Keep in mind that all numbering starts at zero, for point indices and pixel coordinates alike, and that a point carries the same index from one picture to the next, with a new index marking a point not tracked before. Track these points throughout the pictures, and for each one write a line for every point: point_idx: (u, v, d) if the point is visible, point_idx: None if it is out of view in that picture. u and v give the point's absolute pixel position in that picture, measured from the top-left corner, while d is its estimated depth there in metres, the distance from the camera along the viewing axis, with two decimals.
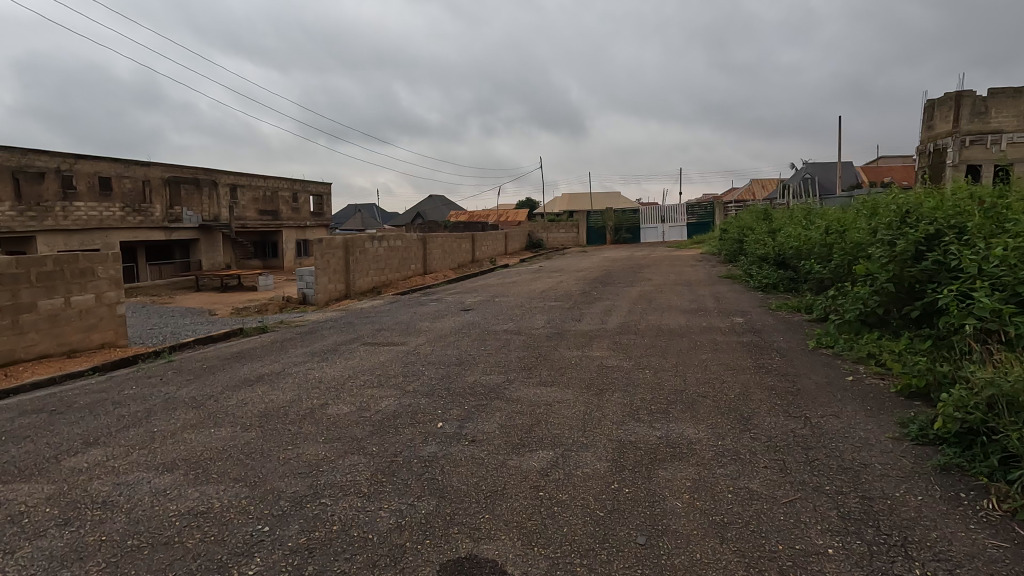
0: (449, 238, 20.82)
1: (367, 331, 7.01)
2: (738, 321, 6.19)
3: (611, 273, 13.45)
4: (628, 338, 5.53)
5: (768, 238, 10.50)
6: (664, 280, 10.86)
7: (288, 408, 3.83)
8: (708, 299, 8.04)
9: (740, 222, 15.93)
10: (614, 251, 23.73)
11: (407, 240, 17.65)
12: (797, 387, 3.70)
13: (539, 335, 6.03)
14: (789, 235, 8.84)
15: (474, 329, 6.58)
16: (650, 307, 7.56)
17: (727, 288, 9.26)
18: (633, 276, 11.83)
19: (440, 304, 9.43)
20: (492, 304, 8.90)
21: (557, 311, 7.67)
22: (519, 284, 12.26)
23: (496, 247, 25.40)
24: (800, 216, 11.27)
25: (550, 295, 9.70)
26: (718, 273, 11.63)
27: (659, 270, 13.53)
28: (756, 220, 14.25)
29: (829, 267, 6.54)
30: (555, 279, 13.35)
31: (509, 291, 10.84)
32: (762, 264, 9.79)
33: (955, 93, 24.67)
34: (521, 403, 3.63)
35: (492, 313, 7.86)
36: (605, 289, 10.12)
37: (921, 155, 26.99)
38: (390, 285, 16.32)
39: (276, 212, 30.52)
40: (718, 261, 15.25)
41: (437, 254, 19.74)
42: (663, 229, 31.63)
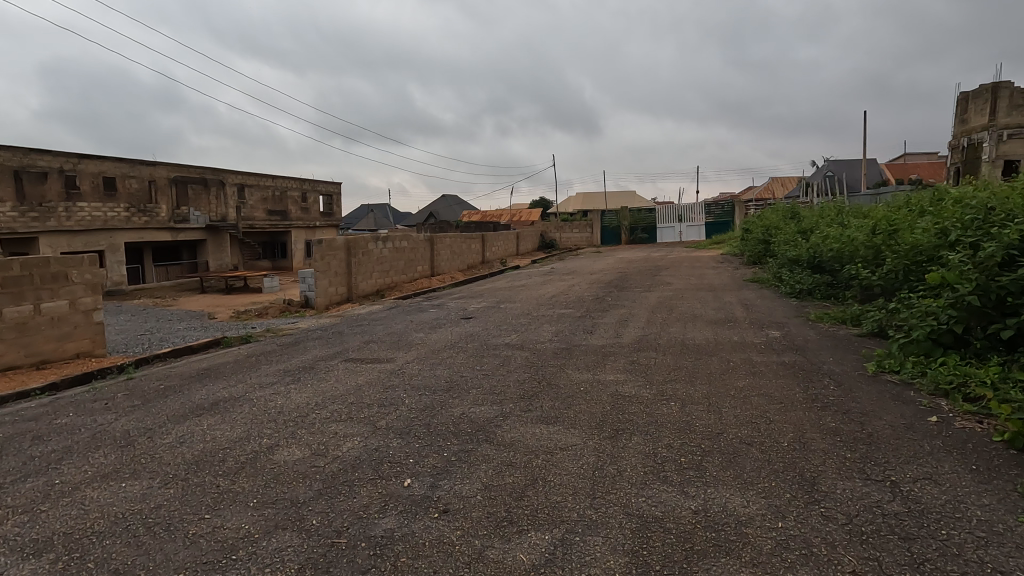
0: (457, 239, 20.13)
1: (355, 344, 6.32)
2: (775, 336, 5.37)
3: (626, 276, 12.63)
4: (648, 357, 4.76)
5: (800, 239, 9.61)
6: (685, 284, 10.04)
7: (231, 450, 3.13)
8: (736, 308, 7.21)
9: (764, 222, 14.97)
10: (630, 251, 22.84)
11: (413, 241, 17.00)
12: (868, 433, 2.88)
13: (545, 351, 5.27)
14: (826, 235, 7.95)
15: (473, 343, 5.86)
16: (672, 316, 6.76)
17: (755, 294, 8.41)
18: (651, 280, 11.00)
19: (442, 311, 8.73)
20: (497, 312, 8.18)
21: (567, 321, 6.92)
22: (528, 288, 11.51)
23: (506, 248, 24.68)
24: (834, 215, 10.35)
25: (560, 301, 8.93)
26: (744, 277, 10.75)
27: (678, 273, 12.68)
28: (783, 219, 13.31)
29: (881, 272, 5.68)
30: (567, 282, 12.57)
31: (516, 296, 10.10)
32: (793, 268, 8.91)
33: (992, 84, 23.31)
34: (512, 452, 2.86)
35: (495, 323, 7.14)
36: (621, 294, 9.33)
37: (954, 150, 25.64)
38: (395, 288, 15.66)
39: (285, 212, 30.13)
40: (741, 263, 14.34)
41: (445, 255, 19.04)
42: (681, 228, 30.63)
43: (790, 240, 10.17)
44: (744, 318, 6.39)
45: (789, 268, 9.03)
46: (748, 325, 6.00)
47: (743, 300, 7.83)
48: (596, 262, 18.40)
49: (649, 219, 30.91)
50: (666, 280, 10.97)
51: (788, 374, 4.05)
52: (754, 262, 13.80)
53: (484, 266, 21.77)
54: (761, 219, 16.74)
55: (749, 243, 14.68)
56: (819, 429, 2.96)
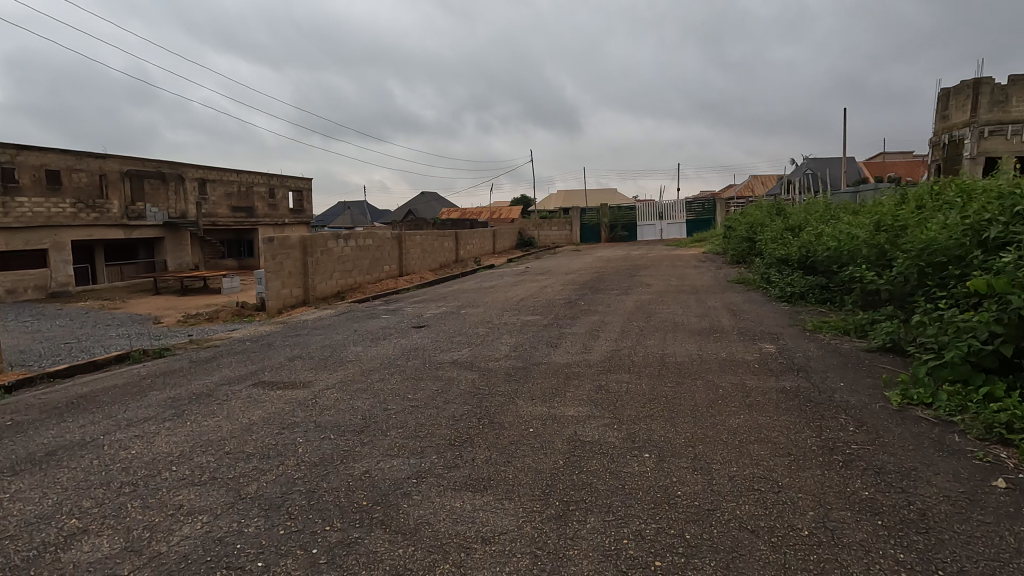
0: (428, 237, 19.15)
1: (282, 359, 5.38)
2: (769, 350, 4.56)
3: (603, 276, 11.82)
4: (619, 379, 3.91)
5: (789, 237, 8.88)
6: (666, 286, 9.24)
7: (13, 539, 2.17)
8: (723, 314, 6.41)
9: (747, 219, 14.27)
10: (608, 250, 22.09)
11: (378, 239, 16.00)
12: (920, 512, 2.03)
13: (498, 371, 4.39)
14: (820, 233, 7.21)
15: (416, 359, 4.97)
16: (651, 325, 5.93)
17: (740, 297, 7.65)
18: (629, 282, 10.19)
19: (396, 317, 7.81)
20: (456, 318, 7.29)
21: (532, 330, 6.06)
22: (498, 289, 10.64)
23: (482, 246, 23.78)
24: (824, 212, 9.65)
25: (529, 305, 8.06)
26: (728, 278, 10.00)
27: (657, 273, 11.92)
28: (768, 216, 12.61)
29: (890, 275, 4.89)
30: (539, 283, 11.72)
31: (482, 299, 9.23)
32: (782, 269, 8.16)
33: (973, 80, 22.99)
34: (413, 550, 1.95)
35: (451, 332, 6.25)
36: (597, 297, 8.50)
37: (935, 147, 25.37)
38: (358, 289, 14.65)
39: (251, 208, 28.81)
40: (723, 262, 13.64)
41: (414, 254, 18.07)
42: (661, 226, 30.01)
43: (777, 238, 9.44)
44: (732, 327, 5.58)
45: (778, 269, 8.28)
46: (738, 336, 5.18)
47: (729, 305, 7.04)
48: (572, 261, 17.59)
49: (629, 216, 30.22)
50: (646, 281, 10.16)
51: (792, 407, 3.21)
52: (738, 261, 13.09)
53: (457, 265, 20.84)
54: (744, 215, 16.06)
55: (732, 241, 13.96)
56: (852, 504, 2.10)
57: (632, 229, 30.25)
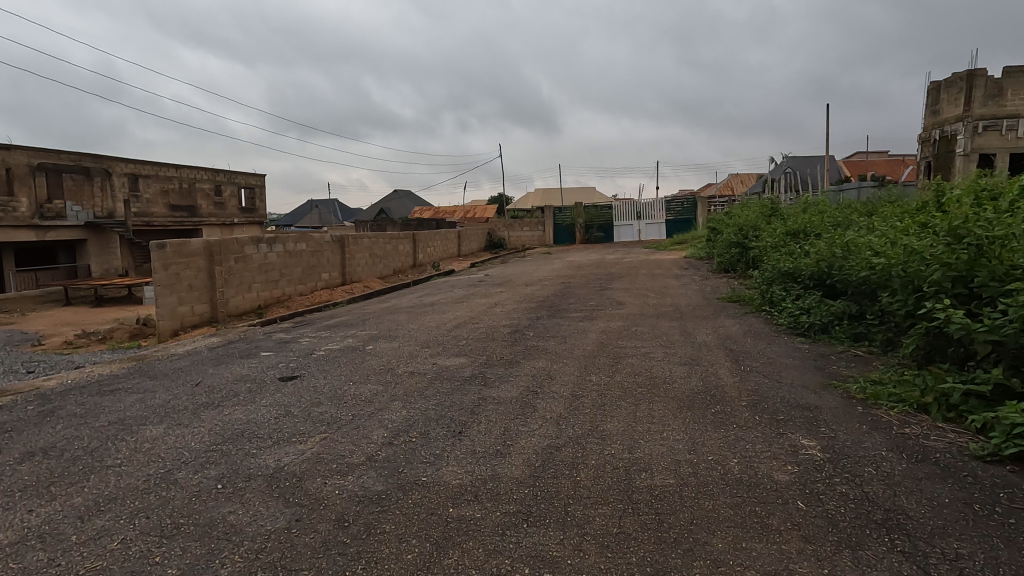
0: (377, 240, 17.02)
1: (15, 456, 3.30)
2: (811, 459, 2.61)
3: (567, 289, 9.94)
4: (538, 556, 1.95)
5: (796, 246, 7.07)
6: (640, 307, 7.32)
7: None
8: (723, 362, 4.44)
9: (734, 223, 12.50)
10: (580, 253, 20.24)
11: (312, 243, 13.84)
12: None
13: (323, 515, 2.36)
14: (849, 243, 5.33)
15: (220, 462, 2.97)
16: (617, 384, 3.97)
17: (736, 328, 5.75)
18: (598, 299, 8.29)
19: (277, 357, 5.75)
20: (350, 361, 5.27)
21: (440, 391, 4.07)
22: (437, 308, 8.63)
23: (443, 249, 21.78)
24: (836, 216, 7.87)
25: (459, 338, 6.08)
26: (717, 295, 8.18)
27: (631, 284, 10.07)
28: (761, 218, 10.79)
29: (995, 319, 3.02)
30: (491, 296, 9.78)
31: (407, 324, 7.21)
32: (789, 288, 6.32)
33: (967, 72, 21.62)
34: None
35: (322, 392, 4.23)
36: (552, 325, 6.52)
37: (925, 144, 24.07)
38: (284, 303, 12.52)
39: (192, 207, 26.27)
40: (707, 270, 11.84)
41: (359, 260, 15.98)
42: (639, 227, 28.29)
43: (780, 246, 7.58)
44: (739, 392, 3.63)
45: (785, 288, 6.39)
46: (752, 415, 3.23)
47: (724, 342, 5.11)
48: (537, 267, 15.62)
49: (605, 216, 28.42)
50: (618, 299, 8.25)
51: None
52: (725, 270, 11.30)
53: (413, 271, 18.76)
54: (729, 217, 14.32)
55: (719, 248, 12.15)
56: None
57: (609, 230, 28.50)
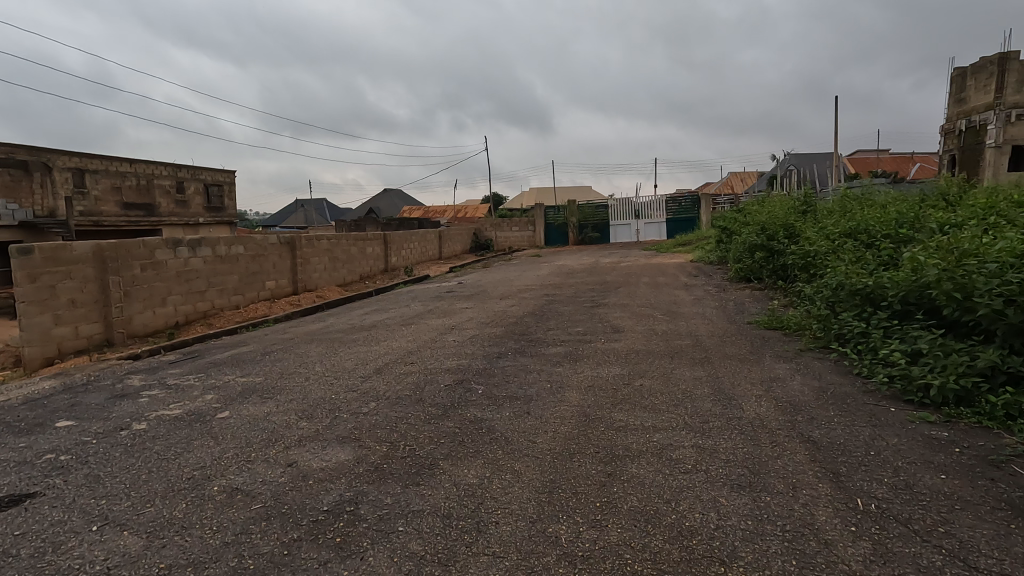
0: (338, 242, 14.90)
1: None
2: None
3: (548, 305, 7.89)
4: None
5: (871, 256, 5.01)
6: (643, 338, 5.23)
7: None
8: (815, 482, 2.32)
9: (754, 222, 10.45)
10: (572, 256, 18.13)
11: (252, 246, 11.72)
12: None
13: None
14: (997, 252, 3.27)
15: None
16: (609, 564, 1.84)
17: (799, 385, 3.66)
18: (586, 323, 6.20)
19: (71, 431, 3.61)
20: (164, 449, 3.15)
21: (239, 568, 1.95)
22: (375, 333, 6.54)
23: (420, 252, 19.71)
24: (915, 214, 5.81)
25: (370, 396, 3.98)
26: (746, 317, 6.10)
27: (629, 298, 8.01)
28: (792, 214, 8.74)
29: None
30: (451, 314, 7.72)
31: (316, 364, 5.11)
32: (872, 317, 4.24)
33: (998, 55, 19.59)
34: None
35: (17, 556, 2.10)
36: (515, 370, 4.43)
37: (949, 136, 22.13)
38: (211, 319, 10.38)
39: (149, 206, 24.07)
40: (721, 279, 9.79)
41: (316, 266, 13.89)
42: (637, 227, 26.14)
43: (838, 251, 5.53)
44: None
45: (861, 316, 4.35)
46: None
47: (794, 420, 3.00)
48: (519, 274, 13.52)
49: (600, 215, 26.33)
50: (615, 322, 6.16)
51: None
52: (745, 279, 9.24)
53: (383, 277, 16.65)
54: (743, 215, 12.28)
55: (736, 253, 10.12)
56: None
57: (605, 230, 26.41)
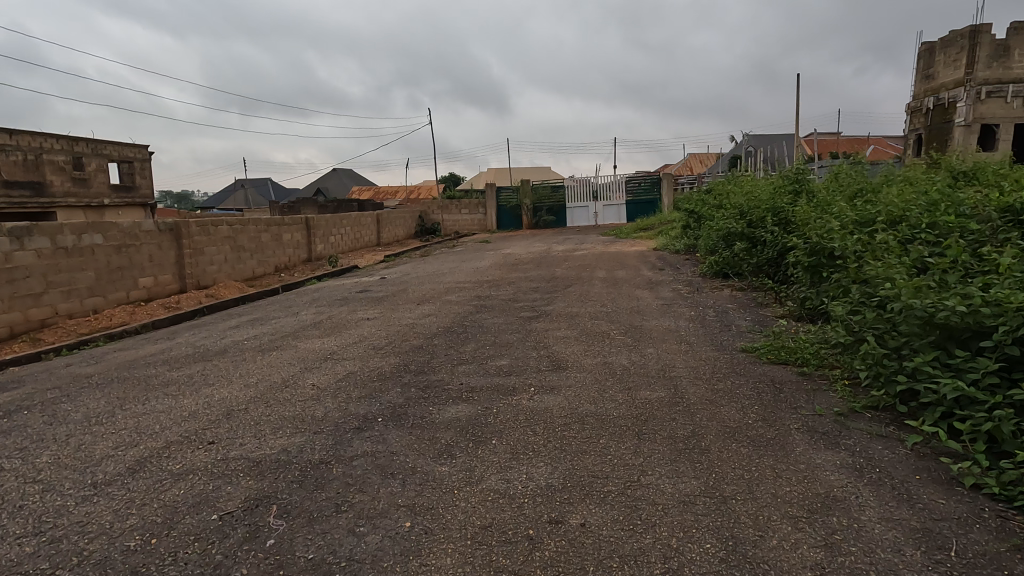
0: (243, 228, 12.56)
1: None
2: None
3: (472, 315, 6.00)
4: None
5: (935, 260, 3.32)
6: (591, 387, 3.42)
7: None
8: None
9: (731, 205, 8.77)
10: (523, 242, 16.30)
11: (116, 235, 9.32)
12: None
13: None
14: None
15: None
16: None
17: (884, 525, 1.89)
18: (515, 351, 4.38)
19: None
20: None
21: None
22: (213, 368, 4.52)
23: (352, 238, 17.47)
24: (972, 194, 4.16)
25: (47, 558, 1.99)
26: (736, 339, 4.39)
27: (577, 304, 6.21)
28: (781, 194, 7.09)
29: None
30: (340, 329, 5.74)
31: (54, 443, 3.07)
32: (972, 367, 2.53)
33: (969, 28, 18.57)
34: None
35: None
36: (367, 468, 2.52)
37: (916, 115, 21.31)
38: (51, 329, 8.05)
39: (39, 184, 20.73)
40: (689, 275, 8.14)
41: (212, 256, 11.55)
42: (596, 209, 24.46)
43: (873, 247, 3.84)
44: None
45: (946, 363, 2.64)
46: None
47: None
48: (459, 265, 11.61)
49: (557, 197, 24.51)
50: (556, 350, 4.33)
51: None
52: (722, 275, 7.60)
53: (304, 268, 14.43)
54: (714, 197, 10.66)
55: (709, 241, 8.43)
56: None
57: (562, 214, 24.65)
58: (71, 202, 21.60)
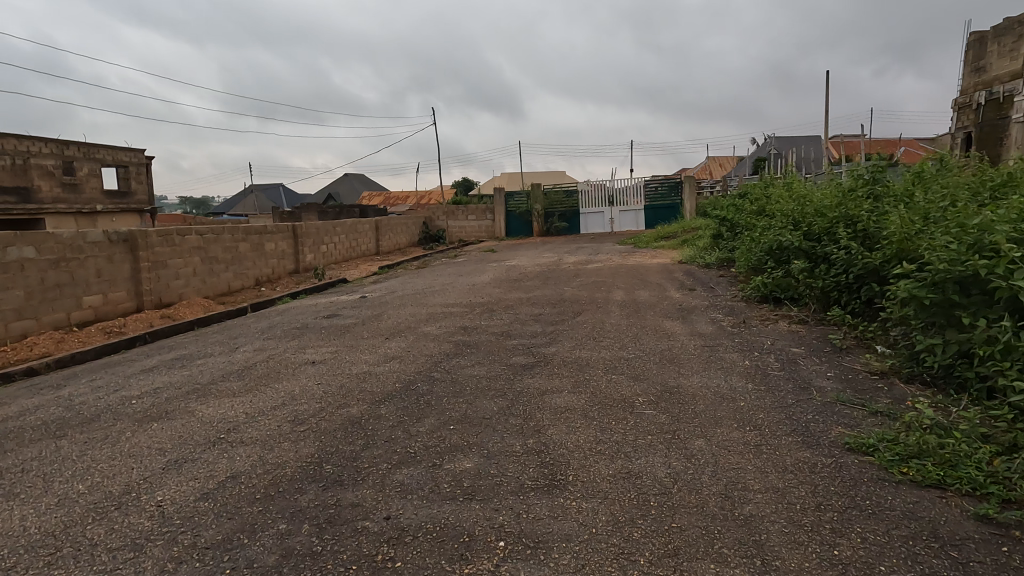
0: (216, 237, 11.25)
1: None
2: None
3: (447, 361, 4.52)
4: None
5: None
6: (607, 546, 1.90)
7: None
8: None
9: (779, 212, 7.21)
10: (532, 252, 14.80)
11: (54, 247, 8.03)
12: None
13: None
14: None
15: None
16: None
17: None
18: (490, 437, 2.89)
19: None
20: None
21: None
22: (53, 454, 3.09)
23: (346, 247, 16.15)
24: None
25: None
26: (830, 424, 2.86)
27: (588, 345, 4.71)
28: (852, 198, 5.50)
29: None
30: (271, 380, 4.31)
31: None
32: None
33: None
34: None
35: None
36: None
37: (965, 111, 19.46)
38: None
39: (25, 189, 19.78)
40: (727, 299, 6.60)
41: (177, 270, 10.25)
42: (611, 215, 22.88)
43: None
44: None
45: None
46: None
47: None
48: (455, 279, 10.17)
49: (570, 202, 22.98)
50: (551, 438, 2.83)
51: None
52: (774, 301, 6.04)
53: (289, 281, 13.11)
54: (753, 202, 9.07)
55: (753, 258, 6.89)
56: None
57: (575, 220, 23.13)
58: (60, 208, 20.65)
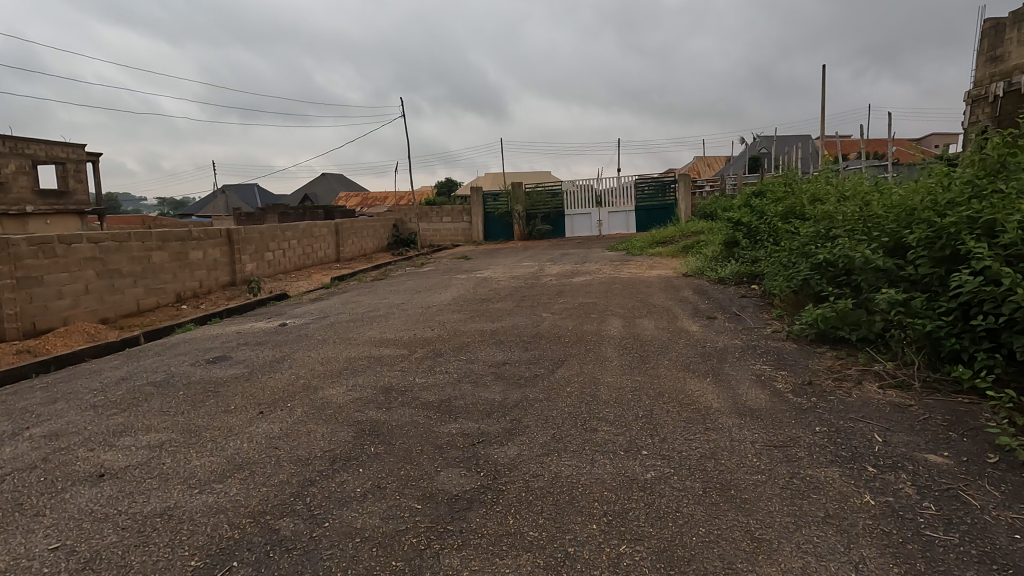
0: (120, 244, 9.17)
1: None
2: None
3: (323, 479, 2.56)
4: None
5: None
6: None
7: None
8: None
9: (828, 214, 5.36)
10: (509, 260, 12.89)
11: None
12: None
13: None
14: None
15: None
16: None
17: None
18: None
19: None
20: None
21: None
22: None
23: (297, 254, 14.09)
24: None
25: None
26: None
27: (569, 441, 2.79)
28: (971, 193, 3.64)
29: None
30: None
31: None
32: None
33: None
34: None
35: None
36: None
37: (977, 105, 18.01)
38: None
39: None
40: (765, 336, 4.75)
41: (60, 287, 8.15)
42: (598, 217, 21.07)
43: None
44: None
45: None
46: None
47: None
48: (410, 297, 8.22)
49: (554, 203, 21.11)
50: None
51: None
52: (842, 344, 4.18)
53: (219, 296, 11.04)
54: (779, 201, 7.23)
55: (795, 276, 5.06)
56: None
57: (559, 222, 21.28)
58: None
